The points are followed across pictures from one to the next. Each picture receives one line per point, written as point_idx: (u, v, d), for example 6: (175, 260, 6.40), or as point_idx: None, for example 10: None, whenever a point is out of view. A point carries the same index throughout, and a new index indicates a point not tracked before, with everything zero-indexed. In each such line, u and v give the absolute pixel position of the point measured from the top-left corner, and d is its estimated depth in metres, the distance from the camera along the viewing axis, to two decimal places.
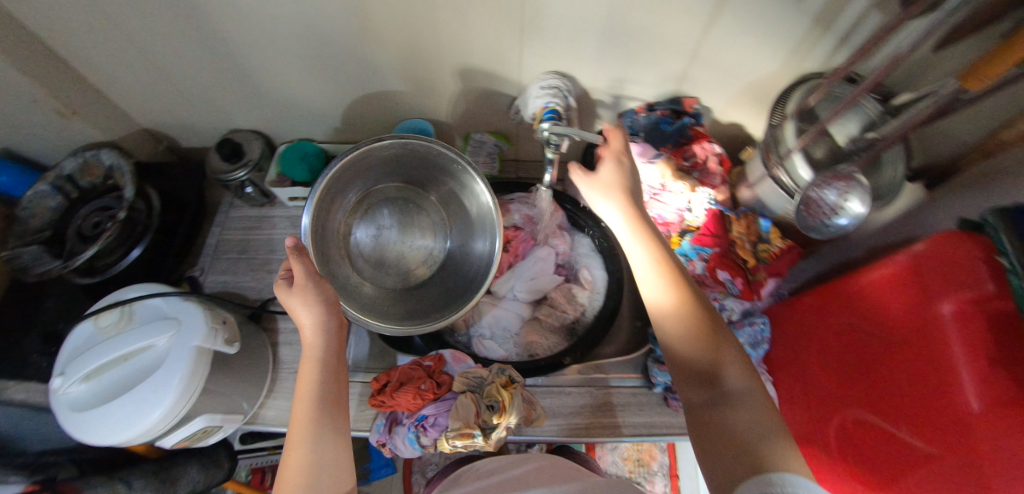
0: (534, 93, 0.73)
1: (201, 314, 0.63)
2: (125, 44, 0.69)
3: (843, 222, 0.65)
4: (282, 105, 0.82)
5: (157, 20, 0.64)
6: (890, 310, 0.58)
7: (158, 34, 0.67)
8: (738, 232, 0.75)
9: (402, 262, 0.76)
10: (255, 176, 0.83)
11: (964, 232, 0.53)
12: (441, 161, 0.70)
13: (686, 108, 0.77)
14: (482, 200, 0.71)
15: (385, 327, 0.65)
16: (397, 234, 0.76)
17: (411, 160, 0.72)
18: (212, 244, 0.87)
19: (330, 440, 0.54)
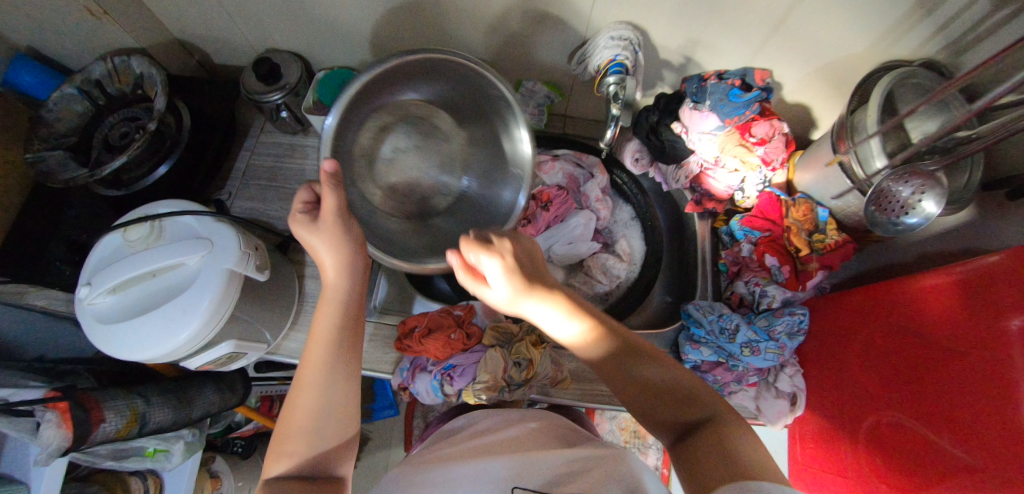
0: (602, 42, 0.66)
1: (235, 238, 0.60)
2: None
3: (914, 222, 0.59)
4: (326, 30, 0.77)
5: None
6: (949, 318, 0.54)
7: None
8: (794, 218, 0.70)
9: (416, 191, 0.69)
10: (290, 101, 0.79)
11: None
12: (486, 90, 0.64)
13: (757, 80, 0.69)
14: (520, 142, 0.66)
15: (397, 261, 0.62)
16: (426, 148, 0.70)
17: (451, 81, 0.65)
18: (240, 168, 0.84)
19: (337, 384, 0.52)
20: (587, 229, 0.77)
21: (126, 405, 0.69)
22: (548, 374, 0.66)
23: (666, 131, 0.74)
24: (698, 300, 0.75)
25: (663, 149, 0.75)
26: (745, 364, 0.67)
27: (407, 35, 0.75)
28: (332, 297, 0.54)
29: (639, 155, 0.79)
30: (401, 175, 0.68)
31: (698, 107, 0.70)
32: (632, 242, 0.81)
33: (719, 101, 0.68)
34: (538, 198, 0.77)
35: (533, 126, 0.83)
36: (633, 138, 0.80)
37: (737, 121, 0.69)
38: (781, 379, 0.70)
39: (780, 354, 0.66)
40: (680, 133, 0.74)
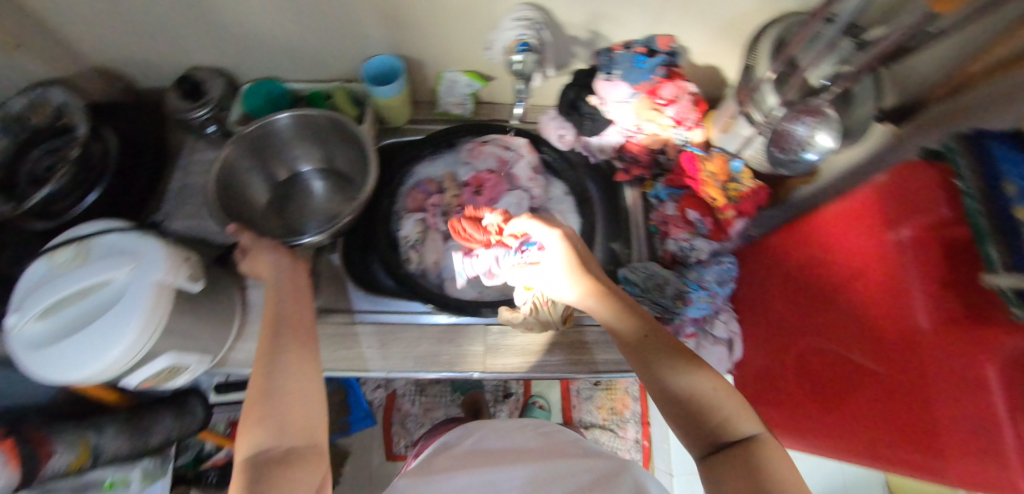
0: (505, 24, 0.70)
1: (161, 250, 0.61)
2: None
3: (813, 157, 0.64)
4: (243, 43, 0.78)
5: None
6: (848, 241, 0.59)
7: None
8: (709, 172, 0.74)
9: (331, 208, 0.82)
10: (217, 115, 0.81)
11: (925, 161, 0.53)
12: (268, 140, 0.76)
13: (661, 46, 0.74)
14: (332, 118, 0.73)
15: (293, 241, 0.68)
16: (332, 179, 0.84)
17: (262, 155, 0.78)
18: (174, 189, 0.84)
19: (282, 379, 0.50)
20: (521, 206, 0.79)
21: (75, 438, 0.69)
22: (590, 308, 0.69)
23: (584, 105, 0.78)
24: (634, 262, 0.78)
25: (584, 122, 0.79)
26: (680, 315, 0.71)
27: (321, 39, 0.77)
28: (274, 300, 0.59)
29: (564, 131, 0.83)
30: (323, 202, 0.83)
31: (610, 76, 0.73)
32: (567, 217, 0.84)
33: (628, 69, 0.73)
34: (471, 184, 0.81)
35: (460, 116, 0.87)
36: (555, 116, 0.83)
37: (647, 85, 0.72)
38: (717, 326, 0.73)
39: (712, 301, 0.70)
40: (597, 105, 0.77)
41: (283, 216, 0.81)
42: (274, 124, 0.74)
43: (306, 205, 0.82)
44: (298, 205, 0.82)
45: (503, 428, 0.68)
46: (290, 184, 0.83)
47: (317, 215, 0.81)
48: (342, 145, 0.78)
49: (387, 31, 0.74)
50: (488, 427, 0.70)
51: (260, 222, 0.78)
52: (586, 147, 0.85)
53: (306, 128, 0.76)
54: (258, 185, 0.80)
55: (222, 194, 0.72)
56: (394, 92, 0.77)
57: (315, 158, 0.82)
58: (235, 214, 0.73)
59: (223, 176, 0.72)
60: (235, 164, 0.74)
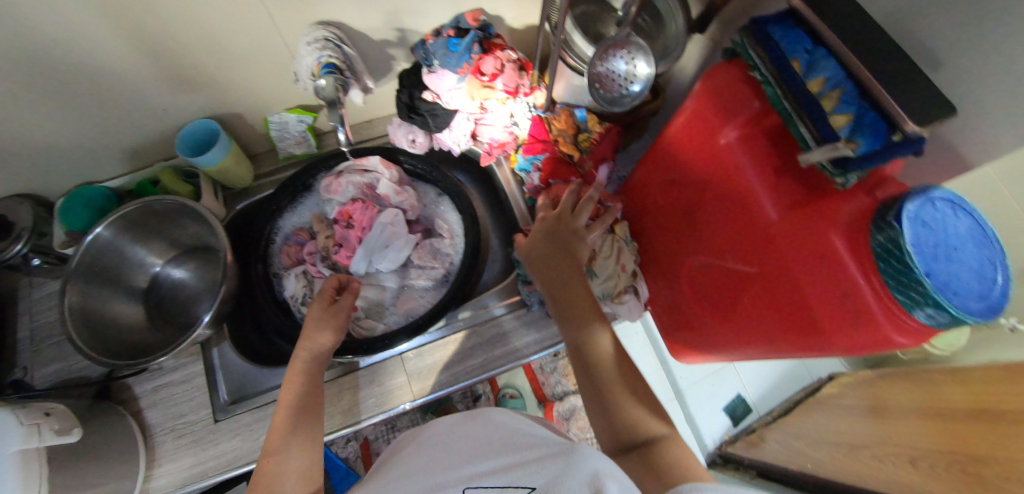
0: (303, 51, 0.66)
1: (11, 415, 0.53)
2: None
3: (637, 89, 0.62)
4: (31, 156, 0.69)
5: None
6: (693, 158, 0.59)
7: None
8: (558, 130, 0.73)
9: (207, 291, 0.76)
10: (36, 244, 0.72)
11: (730, 58, 0.53)
12: (106, 244, 0.68)
13: (470, 22, 0.71)
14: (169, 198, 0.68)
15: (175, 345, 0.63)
16: (195, 260, 0.77)
17: (102, 268, 0.69)
18: (25, 335, 0.75)
19: (295, 450, 0.53)
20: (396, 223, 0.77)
21: None
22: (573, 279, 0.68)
23: (421, 103, 0.75)
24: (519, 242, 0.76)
25: (428, 120, 0.77)
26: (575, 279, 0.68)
27: (119, 125, 0.70)
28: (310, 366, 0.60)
29: (414, 136, 0.80)
30: (201, 281, 0.76)
31: (432, 69, 0.71)
32: (449, 219, 0.82)
33: (444, 57, 0.69)
34: (340, 219, 0.77)
35: (306, 154, 0.82)
36: (399, 122, 0.80)
37: (470, 66, 0.70)
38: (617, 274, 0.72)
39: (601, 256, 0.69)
40: (434, 100, 0.75)
41: (173, 320, 0.74)
42: (94, 242, 0.67)
43: (184, 292, 0.76)
44: (177, 299, 0.75)
45: (456, 423, 0.63)
46: (157, 289, 0.76)
47: (204, 294, 0.76)
48: (180, 221, 0.72)
49: (186, 93, 0.69)
50: (423, 437, 0.63)
51: (151, 340, 0.70)
52: (441, 144, 0.83)
53: (145, 216, 0.70)
54: (126, 310, 0.71)
55: (89, 334, 0.64)
56: (219, 157, 0.72)
57: (165, 248, 0.75)
58: (118, 346, 0.66)
59: (81, 319, 0.65)
60: (87, 303, 0.66)
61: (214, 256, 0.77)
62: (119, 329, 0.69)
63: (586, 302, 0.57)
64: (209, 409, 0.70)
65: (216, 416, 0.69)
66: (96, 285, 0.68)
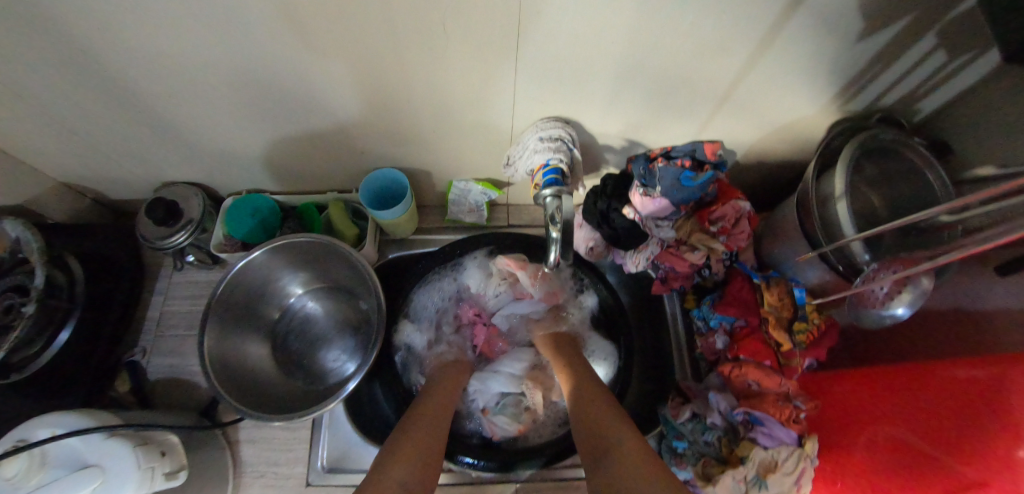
0: (533, 145, 0.61)
1: (133, 454, 0.49)
2: (18, 100, 0.55)
3: (900, 311, 0.55)
4: (228, 157, 0.70)
5: (55, 72, 0.52)
6: (953, 428, 0.47)
7: (58, 85, 0.54)
8: (770, 305, 0.65)
9: (333, 337, 0.72)
10: (197, 239, 0.72)
11: None
12: (256, 269, 0.66)
13: (708, 156, 0.62)
14: (336, 242, 0.63)
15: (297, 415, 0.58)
16: (332, 298, 0.74)
17: (243, 293, 0.66)
18: (154, 318, 0.76)
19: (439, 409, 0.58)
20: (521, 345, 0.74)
21: None
22: (737, 483, 0.58)
23: (618, 219, 0.68)
24: (675, 397, 0.70)
25: (618, 236, 0.70)
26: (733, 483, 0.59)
27: (320, 153, 0.69)
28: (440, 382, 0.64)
29: (593, 243, 0.75)
30: (330, 322, 0.73)
31: (649, 192, 0.63)
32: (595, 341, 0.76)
33: (671, 187, 0.62)
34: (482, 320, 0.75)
35: (474, 222, 0.79)
36: (584, 224, 0.75)
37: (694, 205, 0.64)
38: None
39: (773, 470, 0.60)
40: (635, 220, 0.67)
41: (292, 357, 0.71)
42: (248, 266, 0.64)
43: (311, 330, 0.73)
44: (302, 335, 0.72)
45: None
46: (286, 317, 0.73)
47: (330, 337, 0.72)
48: (336, 264, 0.69)
49: (397, 142, 0.67)
50: None
51: (269, 377, 0.67)
52: (616, 256, 0.77)
53: (303, 251, 0.67)
54: (252, 337, 0.68)
55: (220, 363, 0.61)
56: (398, 214, 0.69)
57: (308, 279, 0.72)
58: (240, 380, 0.63)
59: (215, 348, 0.61)
60: (222, 331, 0.63)
61: (351, 300, 0.73)
62: (244, 361, 0.65)
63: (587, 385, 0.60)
64: (305, 467, 0.65)
65: (310, 478, 0.65)
66: (236, 313, 0.66)
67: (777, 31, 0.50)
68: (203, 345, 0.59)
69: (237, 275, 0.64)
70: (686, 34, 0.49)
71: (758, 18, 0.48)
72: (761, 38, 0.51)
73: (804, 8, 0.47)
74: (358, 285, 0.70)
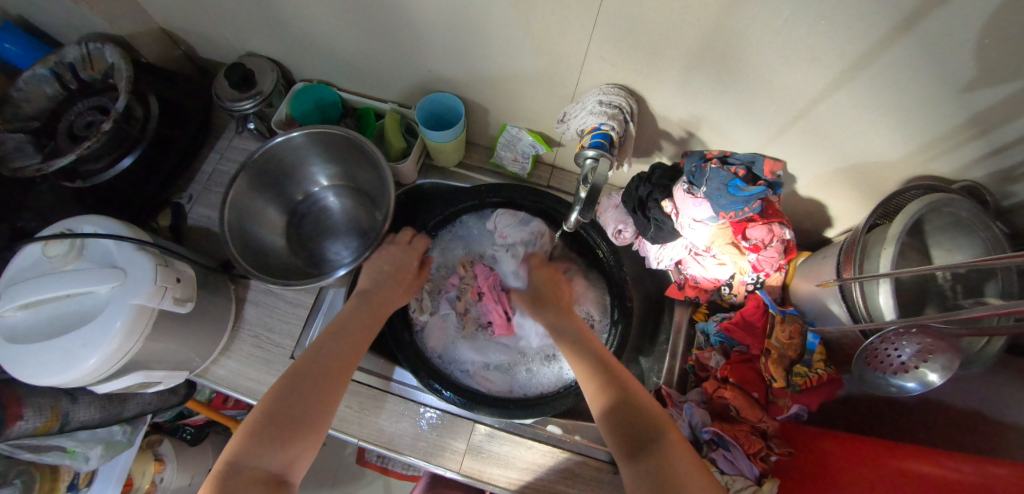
0: (589, 106, 0.61)
1: (152, 270, 0.55)
2: None
3: (908, 384, 0.51)
4: (306, 42, 0.73)
5: None
6: None
7: None
8: (776, 340, 0.62)
9: (341, 232, 0.76)
10: (261, 111, 0.77)
11: None
12: (288, 151, 0.69)
13: (765, 172, 0.61)
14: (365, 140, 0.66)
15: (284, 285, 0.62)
16: (352, 199, 0.77)
17: (272, 168, 0.70)
18: (207, 171, 0.83)
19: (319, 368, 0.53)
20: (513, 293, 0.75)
21: (48, 401, 0.66)
22: None
23: (654, 208, 0.68)
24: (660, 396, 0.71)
25: (648, 226, 0.70)
26: None
27: (388, 62, 0.71)
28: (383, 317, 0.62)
29: (623, 227, 0.74)
30: (344, 219, 0.77)
31: (693, 190, 0.62)
32: (590, 311, 0.78)
33: (716, 191, 0.59)
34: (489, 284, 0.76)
35: (515, 172, 0.81)
36: (618, 206, 0.74)
37: (733, 216, 0.60)
38: None
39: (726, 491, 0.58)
40: (670, 214, 0.67)
41: (303, 240, 0.75)
42: (286, 144, 0.68)
43: (326, 221, 0.77)
44: (316, 224, 0.77)
45: None
46: (306, 204, 0.77)
47: (341, 232, 0.76)
48: (363, 167, 0.72)
49: (461, 71, 0.68)
50: None
51: (278, 251, 0.72)
52: (642, 247, 0.76)
53: (334, 144, 0.70)
54: (271, 210, 0.73)
55: (236, 222, 0.66)
56: (447, 138, 0.71)
57: (335, 174, 0.76)
58: (250, 244, 0.67)
59: (235, 207, 0.66)
60: (247, 195, 0.68)
61: (368, 206, 0.76)
62: (257, 226, 0.70)
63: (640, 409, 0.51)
64: (293, 342, 0.70)
65: (293, 352, 0.70)
66: (263, 184, 0.70)
67: (874, 55, 0.47)
68: (225, 208, 0.64)
69: (272, 149, 0.68)
70: (775, 31, 0.47)
71: (857, 30, 0.45)
72: (854, 57, 0.47)
73: (912, 37, 0.44)
74: (374, 190, 0.73)
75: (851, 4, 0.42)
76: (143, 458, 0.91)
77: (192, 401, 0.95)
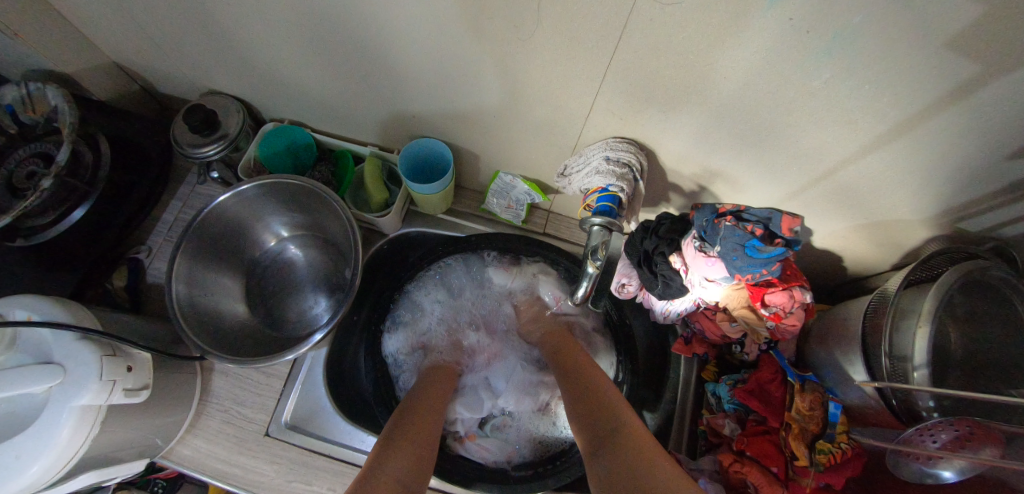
0: (596, 164, 0.54)
1: (96, 365, 0.47)
2: None
3: (945, 474, 0.47)
4: (277, 83, 0.66)
5: None
6: None
7: None
8: (797, 412, 0.58)
9: (308, 287, 0.69)
10: (228, 156, 0.69)
11: None
12: (241, 205, 0.63)
13: (783, 229, 0.54)
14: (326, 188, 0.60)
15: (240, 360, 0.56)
16: (318, 248, 0.70)
17: (224, 225, 0.63)
18: (169, 221, 0.75)
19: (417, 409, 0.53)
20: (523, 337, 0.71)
21: None
22: None
23: (661, 263, 0.62)
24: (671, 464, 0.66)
25: (655, 282, 0.64)
26: None
27: (370, 105, 0.65)
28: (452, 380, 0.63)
29: (627, 280, 0.69)
30: (310, 273, 0.70)
31: (705, 248, 0.58)
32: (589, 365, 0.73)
33: (732, 251, 0.54)
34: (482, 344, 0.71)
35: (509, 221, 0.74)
36: (621, 258, 0.68)
37: (750, 278, 0.56)
38: None
39: None
40: (679, 269, 0.62)
41: (265, 299, 0.68)
42: (238, 199, 0.62)
43: (291, 276, 0.70)
44: (279, 280, 0.69)
45: None
46: (267, 259, 0.70)
47: (308, 288, 0.69)
48: (324, 216, 0.65)
49: (452, 117, 0.62)
50: None
51: (238, 315, 0.65)
52: (647, 301, 0.71)
53: (293, 194, 0.63)
54: (227, 270, 0.66)
55: (186, 287, 0.59)
56: (435, 189, 0.65)
57: (298, 225, 0.69)
58: (203, 312, 0.60)
59: (185, 272, 0.59)
60: (196, 257, 0.61)
61: (336, 255, 0.70)
62: (212, 289, 0.63)
63: (615, 430, 0.47)
64: (268, 418, 0.63)
65: (268, 429, 0.63)
66: (215, 242, 0.63)
67: (916, 121, 0.42)
68: (171, 274, 0.57)
69: (219, 208, 0.61)
70: (806, 93, 0.42)
71: (901, 98, 0.40)
72: (893, 122, 0.42)
73: (962, 105, 0.39)
74: (341, 241, 0.67)
75: (897, 70, 0.37)
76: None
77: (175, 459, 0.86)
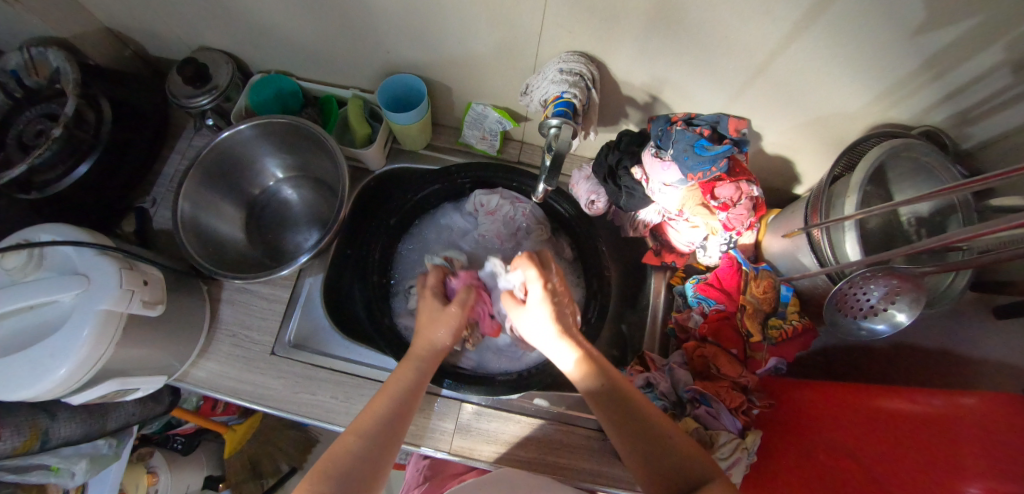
0: (550, 75, 0.60)
1: (115, 275, 0.53)
2: None
3: (877, 326, 0.53)
4: (258, 32, 0.71)
5: None
6: (892, 448, 0.46)
7: None
8: (751, 295, 0.64)
9: (303, 223, 0.75)
10: (219, 105, 0.75)
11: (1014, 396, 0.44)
12: (238, 146, 0.68)
13: (731, 131, 0.59)
14: (315, 125, 0.65)
15: (246, 279, 0.62)
16: (311, 188, 0.76)
17: (222, 163, 0.68)
18: (170, 174, 0.81)
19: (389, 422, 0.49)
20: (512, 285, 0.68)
21: (25, 420, 0.63)
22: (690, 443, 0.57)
23: (624, 176, 0.68)
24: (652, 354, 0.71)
25: (620, 194, 0.70)
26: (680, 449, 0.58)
27: (346, 47, 0.69)
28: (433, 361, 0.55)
29: (597, 197, 0.74)
30: (305, 211, 0.76)
31: (661, 154, 0.63)
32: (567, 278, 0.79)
33: (683, 152, 0.59)
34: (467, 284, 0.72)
35: (485, 151, 0.80)
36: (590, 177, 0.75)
37: (702, 177, 0.61)
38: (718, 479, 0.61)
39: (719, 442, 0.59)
40: (640, 180, 0.67)
41: (264, 235, 0.74)
42: (234, 137, 0.66)
43: (288, 214, 0.76)
44: (277, 217, 0.75)
45: None
46: (264, 199, 0.75)
47: (303, 224, 0.76)
48: (316, 154, 0.71)
49: (422, 51, 0.66)
50: None
51: (239, 246, 0.70)
52: (617, 217, 0.77)
53: (286, 133, 0.69)
54: (229, 206, 0.71)
55: (191, 218, 0.65)
56: (412, 120, 0.70)
57: (290, 165, 0.74)
58: (209, 242, 0.66)
59: (191, 204, 0.65)
60: (200, 191, 0.66)
61: (328, 193, 0.75)
62: (216, 223, 0.68)
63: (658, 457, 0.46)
64: (272, 339, 0.69)
65: (274, 349, 0.69)
66: (216, 179, 0.68)
67: (828, 2, 0.46)
68: (179, 203, 0.62)
69: (219, 145, 0.66)
70: None
71: None
72: (808, 6, 0.47)
73: None
74: (331, 178, 0.72)
75: None
76: (135, 472, 0.90)
77: (179, 410, 0.98)
